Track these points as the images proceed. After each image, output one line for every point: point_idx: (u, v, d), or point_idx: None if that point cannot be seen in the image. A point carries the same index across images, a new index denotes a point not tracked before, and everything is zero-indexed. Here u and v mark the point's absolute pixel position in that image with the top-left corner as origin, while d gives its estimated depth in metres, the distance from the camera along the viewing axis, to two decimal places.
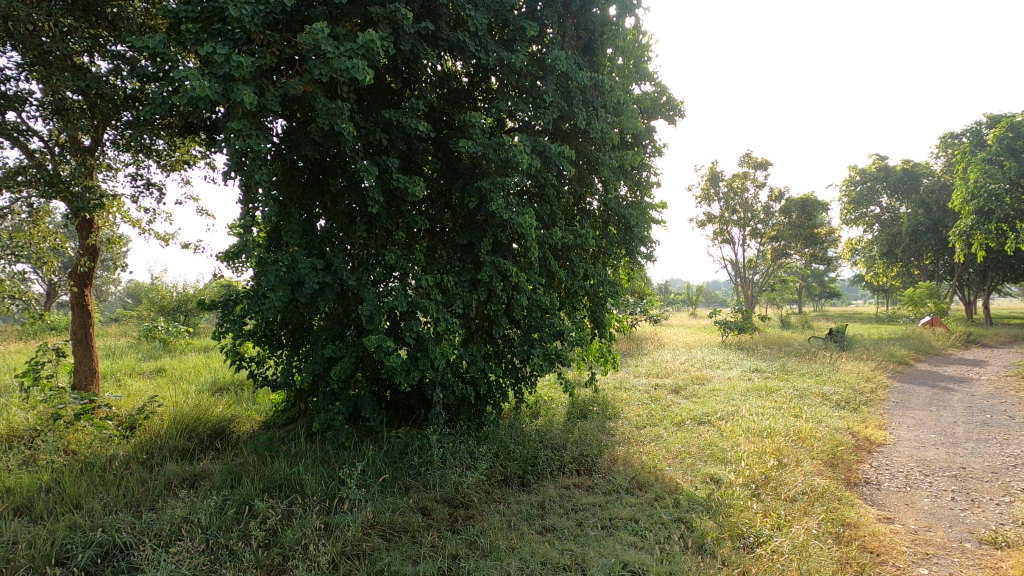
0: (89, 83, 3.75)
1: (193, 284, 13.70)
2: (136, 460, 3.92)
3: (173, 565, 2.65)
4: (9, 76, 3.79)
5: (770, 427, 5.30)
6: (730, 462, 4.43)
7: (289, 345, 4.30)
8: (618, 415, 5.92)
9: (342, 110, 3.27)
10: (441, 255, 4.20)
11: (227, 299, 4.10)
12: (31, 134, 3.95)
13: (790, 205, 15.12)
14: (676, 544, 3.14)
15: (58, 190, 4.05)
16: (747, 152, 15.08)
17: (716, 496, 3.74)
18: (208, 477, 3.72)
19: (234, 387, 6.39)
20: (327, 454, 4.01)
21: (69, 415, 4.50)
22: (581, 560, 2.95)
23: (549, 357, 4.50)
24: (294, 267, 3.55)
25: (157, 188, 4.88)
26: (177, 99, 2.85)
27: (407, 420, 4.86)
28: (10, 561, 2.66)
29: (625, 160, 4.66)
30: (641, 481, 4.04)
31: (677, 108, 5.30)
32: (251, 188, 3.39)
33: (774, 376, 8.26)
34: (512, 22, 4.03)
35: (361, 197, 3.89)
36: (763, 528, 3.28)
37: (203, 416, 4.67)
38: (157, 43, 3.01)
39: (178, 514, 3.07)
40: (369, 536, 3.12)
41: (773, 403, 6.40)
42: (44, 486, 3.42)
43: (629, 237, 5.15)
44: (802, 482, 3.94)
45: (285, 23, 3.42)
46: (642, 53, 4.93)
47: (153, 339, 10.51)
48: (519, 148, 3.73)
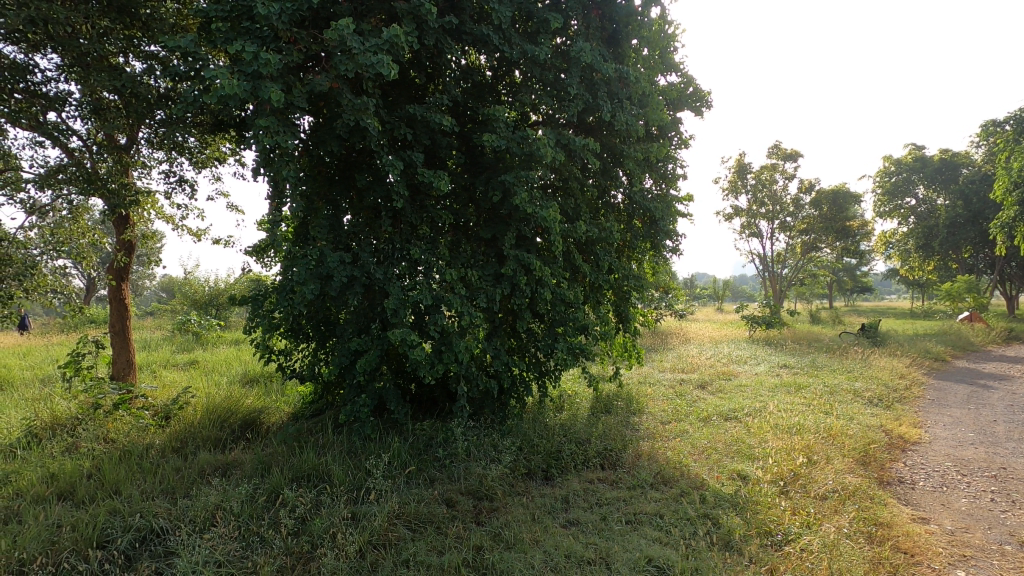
0: (124, 83, 3.87)
1: (224, 278, 14.11)
2: (171, 449, 4.05)
3: (207, 551, 2.73)
4: (50, 77, 3.92)
5: (800, 424, 5.19)
6: (758, 458, 4.37)
7: (316, 337, 4.38)
8: (643, 410, 5.88)
9: (367, 106, 3.30)
10: (465, 248, 4.20)
11: (256, 294, 4.21)
12: (71, 133, 4.07)
13: (821, 198, 14.74)
14: (702, 540, 3.11)
15: (95, 188, 4.19)
16: (776, 144, 14.73)
17: (744, 493, 3.69)
18: (239, 466, 3.81)
19: (264, 379, 6.56)
20: (354, 446, 4.07)
21: (108, 405, 4.67)
22: (606, 554, 2.94)
23: (573, 352, 4.49)
24: (322, 261, 3.62)
25: (189, 184, 5.01)
26: (208, 97, 2.91)
27: (431, 412, 4.91)
28: (55, 543, 2.79)
29: (650, 152, 4.58)
30: (666, 476, 4.02)
31: (705, 99, 5.16)
32: (279, 184, 3.45)
33: (803, 372, 8.08)
34: (536, 14, 4.00)
35: (386, 191, 3.92)
36: (791, 525, 3.23)
37: (234, 407, 4.79)
38: (188, 42, 3.09)
39: (212, 502, 3.16)
40: (395, 526, 3.17)
41: (802, 400, 6.27)
42: (85, 472, 3.56)
43: (655, 231, 5.09)
44: (833, 480, 3.86)
45: (311, 20, 3.46)
46: (669, 43, 4.81)
47: (187, 332, 10.86)
48: (543, 142, 3.73)
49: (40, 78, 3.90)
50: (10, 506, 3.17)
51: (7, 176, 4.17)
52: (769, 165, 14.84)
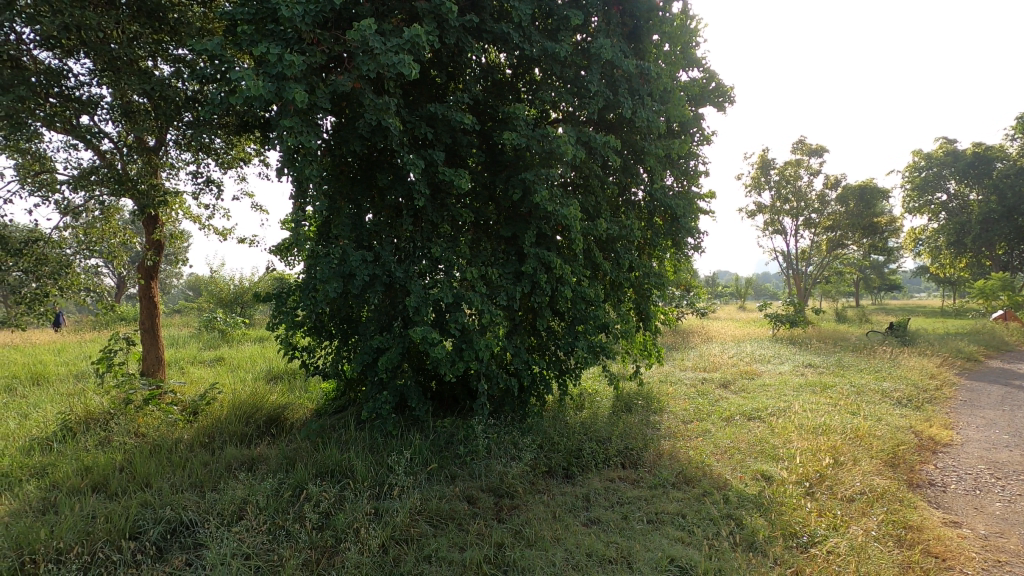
0: (154, 85, 3.96)
1: (248, 276, 14.39)
2: (199, 443, 4.15)
3: (235, 544, 2.80)
4: (83, 82, 4.02)
5: (826, 424, 5.09)
6: (782, 459, 4.30)
7: (338, 335, 4.44)
8: (664, 409, 5.83)
9: (389, 105, 3.32)
10: (485, 247, 4.21)
11: (280, 292, 4.28)
12: (103, 136, 4.16)
13: (847, 193, 14.38)
14: (725, 540, 3.08)
15: (126, 189, 4.31)
16: (800, 139, 14.45)
17: (768, 493, 3.64)
18: (264, 461, 3.89)
19: (288, 375, 6.67)
20: (376, 442, 4.11)
21: (138, 400, 4.80)
22: (627, 553, 2.93)
23: (593, 350, 4.47)
24: (344, 260, 3.66)
25: (216, 185, 5.11)
26: (234, 99, 2.97)
27: (451, 410, 4.94)
28: (90, 533, 2.88)
29: (671, 149, 4.53)
30: (688, 475, 3.98)
31: (727, 94, 5.08)
32: (302, 184, 3.50)
33: (828, 372, 7.93)
34: (557, 11, 3.99)
35: (407, 190, 3.95)
36: (818, 527, 3.18)
37: (259, 404, 4.88)
38: (215, 45, 3.15)
39: (239, 496, 3.23)
40: (417, 522, 3.20)
41: (827, 400, 6.15)
42: (118, 465, 3.67)
43: (676, 228, 5.04)
44: (860, 481, 3.78)
45: (334, 21, 3.51)
46: (691, 38, 4.75)
47: (213, 330, 11.11)
48: (563, 140, 3.72)
49: (73, 82, 4.01)
50: (48, 497, 3.29)
51: (43, 178, 4.29)
52: (793, 161, 14.57)
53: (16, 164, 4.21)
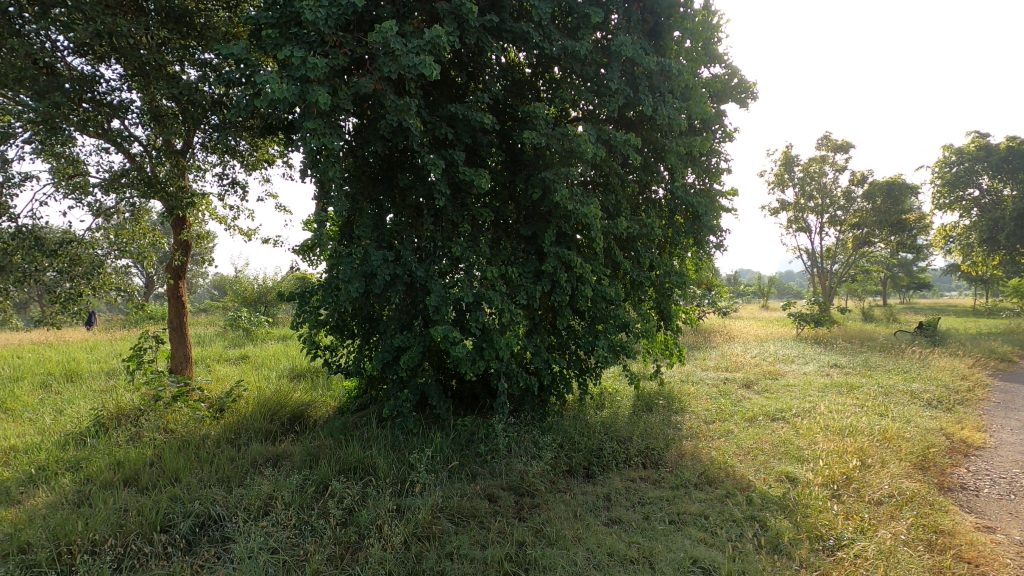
0: (182, 90, 4.06)
1: (272, 276, 14.65)
2: (226, 439, 4.24)
3: (262, 538, 2.85)
4: (114, 87, 4.13)
5: (852, 426, 4.99)
6: (807, 460, 4.23)
7: (360, 334, 4.50)
8: (686, 409, 5.77)
9: (410, 106, 3.35)
10: (505, 246, 4.22)
11: (303, 291, 4.35)
12: (133, 140, 4.27)
13: (874, 189, 14.00)
14: (749, 542, 3.04)
15: (156, 191, 4.43)
16: (825, 135, 14.17)
17: (793, 495, 3.59)
18: (289, 457, 3.96)
19: (311, 373, 6.77)
20: (397, 440, 4.15)
21: (167, 396, 4.92)
22: (649, 554, 2.92)
23: (614, 349, 4.45)
24: (366, 259, 3.70)
25: (241, 186, 5.21)
26: (259, 102, 3.03)
27: (472, 409, 4.97)
28: (123, 526, 2.96)
29: (693, 146, 4.48)
30: (711, 476, 3.94)
31: (750, 90, 5.00)
32: (325, 184, 3.55)
33: (855, 372, 7.77)
34: (576, 9, 3.97)
35: (428, 190, 3.98)
36: (845, 530, 3.12)
37: (283, 401, 4.96)
38: (240, 49, 3.22)
39: (265, 491, 3.30)
40: (439, 519, 3.22)
41: (854, 401, 6.02)
42: (149, 460, 3.77)
43: (697, 226, 4.98)
44: (888, 484, 3.70)
45: (355, 23, 3.54)
46: (712, 34, 4.69)
47: (237, 328, 11.33)
48: (583, 138, 3.70)
49: (105, 88, 4.12)
50: (82, 490, 3.39)
51: (76, 181, 4.43)
52: (818, 157, 14.31)
53: (51, 168, 4.34)
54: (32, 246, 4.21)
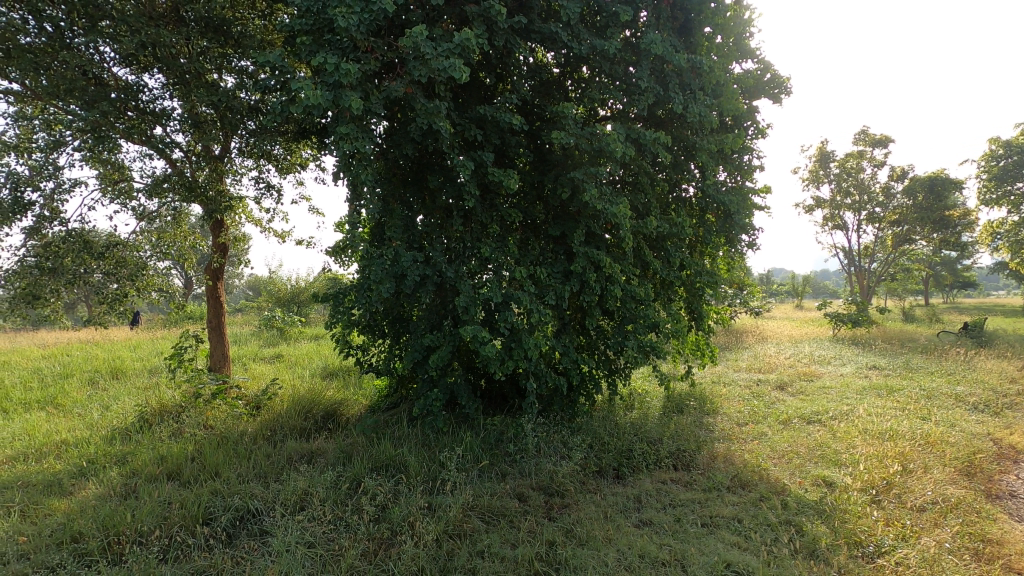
0: (221, 97, 4.18)
1: (304, 276, 14.98)
2: (262, 436, 4.37)
3: (299, 533, 2.94)
4: (157, 95, 4.29)
5: (893, 430, 4.83)
6: (844, 465, 4.12)
7: (391, 334, 4.57)
8: (718, 411, 5.68)
9: (440, 109, 3.39)
10: (534, 246, 4.23)
11: (336, 291, 4.44)
12: (174, 146, 4.43)
13: (915, 185, 13.43)
14: (784, 547, 2.99)
15: (196, 195, 4.56)
16: (863, 129, 13.74)
17: (830, 500, 3.50)
18: (323, 454, 4.05)
19: (343, 372, 6.91)
20: (428, 438, 4.21)
21: (207, 394, 5.09)
22: (681, 556, 2.89)
23: (644, 350, 4.40)
24: (397, 260, 3.76)
25: (276, 189, 5.34)
26: (294, 108, 3.11)
27: (501, 408, 5.00)
28: (168, 518, 3.07)
29: (724, 143, 4.40)
30: (744, 479, 3.87)
31: (784, 85, 4.88)
32: (358, 187, 3.62)
33: (895, 374, 7.51)
34: (605, 7, 3.95)
35: (457, 191, 4.02)
36: (885, 537, 3.03)
37: (316, 399, 5.08)
38: (276, 56, 3.31)
39: (300, 487, 3.39)
40: (469, 518, 3.25)
41: (894, 404, 5.82)
42: (190, 455, 3.91)
43: (729, 224, 4.90)
44: (932, 490, 3.58)
45: (387, 28, 3.60)
46: (744, 28, 4.59)
47: (272, 328, 11.63)
48: (613, 137, 3.68)
49: (148, 96, 4.28)
50: (128, 484, 3.54)
51: (121, 186, 4.62)
52: (855, 153, 13.88)
53: (99, 174, 4.54)
54: (82, 249, 4.41)
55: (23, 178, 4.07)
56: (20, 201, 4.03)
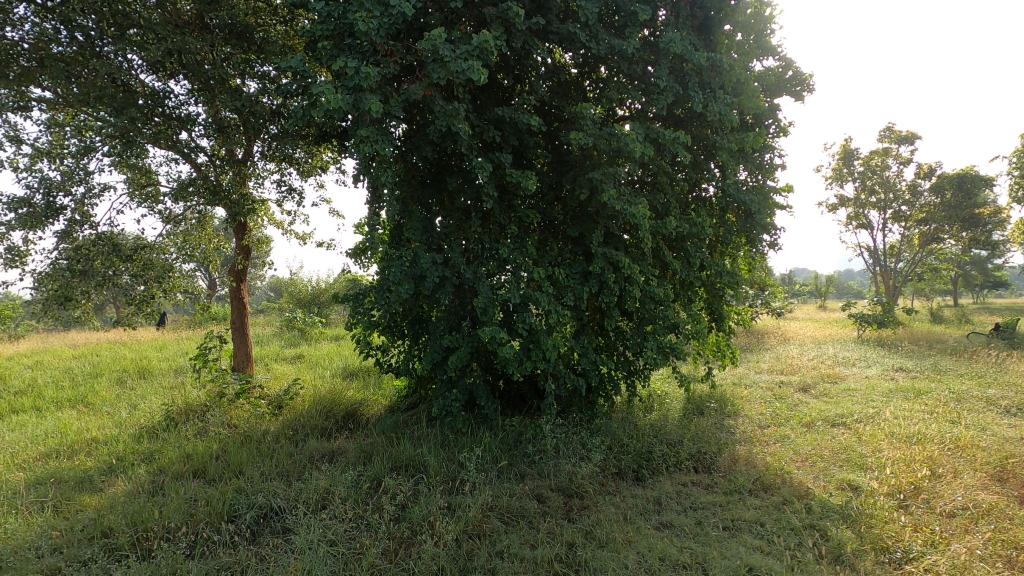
0: (244, 102, 4.25)
1: (325, 278, 15.17)
2: (284, 435, 4.43)
3: (321, 531, 2.97)
4: (182, 101, 4.38)
5: (921, 433, 4.72)
6: (870, 469, 4.04)
7: (410, 335, 4.60)
8: (739, 413, 5.61)
9: (458, 111, 3.40)
10: (553, 247, 4.23)
11: (356, 292, 4.50)
12: (199, 150, 4.52)
13: (943, 182, 13.03)
14: (809, 552, 2.94)
15: (220, 199, 4.67)
16: (889, 126, 13.44)
17: (856, 504, 3.44)
18: (343, 453, 4.10)
19: (363, 372, 6.98)
20: (447, 439, 4.23)
21: (231, 393, 5.18)
22: (703, 560, 2.86)
23: (663, 351, 4.36)
24: (416, 262, 3.79)
25: (297, 192, 5.42)
26: (315, 112, 3.15)
27: (519, 409, 5.00)
28: (194, 515, 3.14)
29: (745, 142, 4.35)
30: (767, 483, 3.82)
31: (806, 82, 4.80)
32: (377, 189, 3.66)
33: (923, 377, 7.32)
34: (623, 7, 3.93)
35: (475, 193, 4.03)
36: (913, 543, 2.96)
37: (337, 399, 5.14)
38: (298, 61, 3.36)
39: (322, 486, 3.43)
40: (489, 518, 3.26)
41: (922, 407, 5.68)
42: (214, 453, 3.98)
43: (750, 224, 4.84)
44: (962, 496, 3.49)
45: (406, 32, 3.64)
46: (766, 25, 4.52)
47: (293, 328, 11.80)
48: (631, 137, 3.66)
49: (174, 102, 4.37)
50: (156, 481, 3.62)
51: (148, 190, 4.73)
52: (880, 150, 13.61)
53: (127, 179, 4.65)
54: (111, 252, 4.53)
55: (55, 183, 4.19)
56: (52, 205, 4.16)
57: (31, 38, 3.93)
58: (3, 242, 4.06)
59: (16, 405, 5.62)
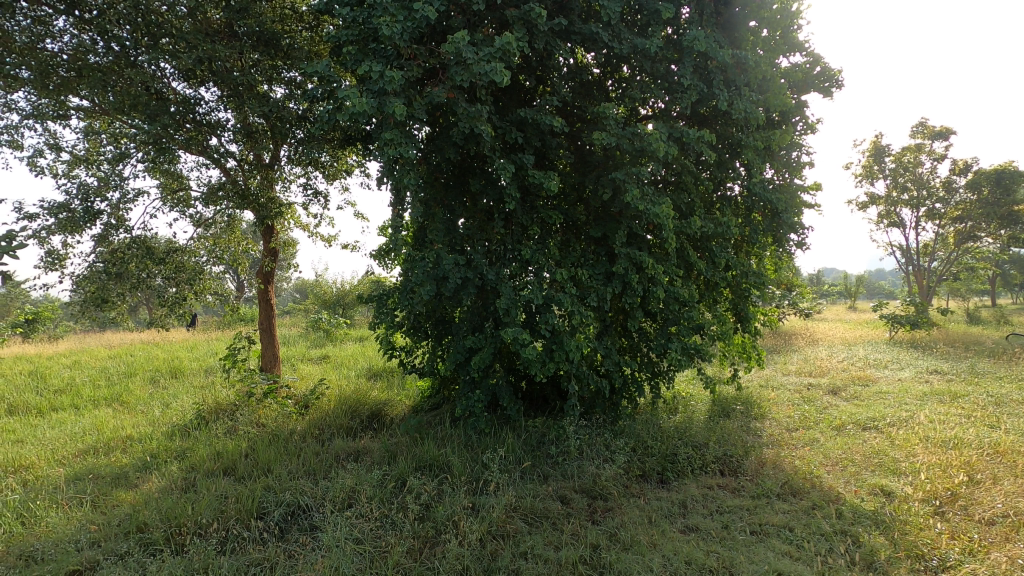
0: (271, 107, 4.34)
1: (349, 279, 15.38)
2: (311, 434, 4.51)
3: (348, 529, 3.02)
4: (212, 107, 4.49)
5: (957, 438, 4.57)
6: (904, 474, 3.93)
7: (433, 335, 4.63)
8: (766, 415, 5.51)
9: (481, 113, 3.41)
10: (575, 247, 4.22)
11: (380, 294, 4.55)
12: (228, 155, 4.63)
13: (981, 178, 12.59)
14: (840, 558, 2.87)
15: (249, 203, 4.79)
16: (922, 121, 13.06)
17: (889, 510, 3.35)
18: (368, 452, 4.15)
19: (387, 373, 7.05)
20: (470, 439, 4.25)
21: (259, 393, 5.29)
22: (729, 564, 2.82)
23: (688, 352, 4.31)
24: (438, 263, 3.82)
25: (323, 195, 5.50)
26: (341, 116, 3.20)
27: (542, 410, 4.99)
28: (225, 511, 3.22)
29: (772, 140, 4.27)
30: (796, 487, 3.74)
31: (835, 78, 4.69)
32: (401, 191, 3.70)
33: (959, 379, 7.08)
34: (646, 5, 3.90)
35: (498, 194, 4.05)
36: (950, 551, 2.87)
37: (362, 399, 5.21)
38: (325, 66, 3.42)
39: (348, 485, 3.48)
40: (512, 519, 3.26)
41: (959, 410, 5.50)
42: (243, 452, 4.07)
43: (777, 224, 4.75)
44: (1002, 503, 3.37)
45: (429, 35, 3.67)
46: (793, 20, 4.44)
47: (318, 329, 11.99)
48: (655, 137, 3.63)
49: (204, 109, 4.48)
50: (188, 477, 3.72)
51: (180, 195, 4.87)
52: (913, 146, 13.24)
53: (160, 184, 4.79)
54: (144, 255, 4.67)
55: (93, 189, 4.34)
56: (90, 210, 4.30)
57: (69, 49, 4.07)
58: (44, 246, 4.22)
59: (56, 403, 5.83)
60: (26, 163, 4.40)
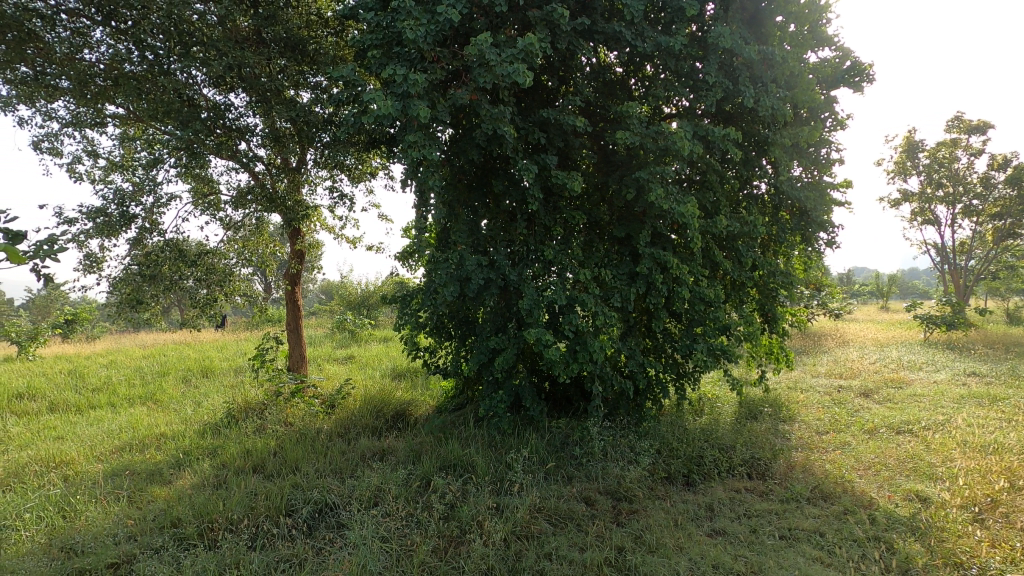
0: (298, 112, 4.43)
1: (373, 280, 15.57)
2: (337, 433, 4.58)
3: (374, 527, 3.05)
4: (241, 112, 4.59)
5: (997, 442, 4.41)
6: (940, 479, 3.81)
7: (456, 336, 4.65)
8: (795, 418, 5.40)
9: (504, 114, 3.42)
10: (599, 248, 4.19)
11: (404, 295, 4.60)
12: (256, 160, 4.73)
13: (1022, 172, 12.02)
14: (873, 565, 2.80)
15: (277, 205, 4.89)
16: (957, 115, 12.65)
17: (924, 516, 3.25)
18: (393, 452, 4.19)
19: (411, 373, 7.12)
20: (494, 439, 4.27)
21: (287, 392, 5.38)
22: (758, 568, 2.77)
23: (713, 353, 4.25)
24: (461, 264, 3.84)
25: (348, 197, 5.58)
26: (366, 119, 3.25)
27: (565, 411, 4.98)
28: (255, 508, 3.29)
29: (800, 137, 4.19)
30: (826, 491, 3.66)
31: (866, 72, 4.58)
32: (425, 193, 3.73)
33: (999, 382, 6.83)
34: (670, 3, 3.86)
35: (521, 195, 4.05)
36: (990, 559, 2.77)
37: (386, 399, 5.26)
38: (349, 71, 3.47)
39: (374, 484, 3.53)
40: (537, 519, 3.26)
41: (998, 414, 5.31)
42: (272, 450, 4.16)
43: (806, 222, 4.66)
44: None
45: (452, 38, 3.70)
46: (821, 15, 4.35)
47: (343, 330, 12.16)
48: (679, 136, 3.59)
49: (233, 114, 4.58)
50: (219, 475, 3.81)
51: (210, 199, 4.99)
52: (947, 141, 12.86)
53: (191, 188, 4.92)
54: (177, 258, 4.80)
55: (128, 194, 4.47)
56: (126, 214, 4.44)
57: (106, 58, 4.19)
58: (82, 249, 4.37)
59: (93, 401, 6.02)
60: (66, 169, 4.55)
